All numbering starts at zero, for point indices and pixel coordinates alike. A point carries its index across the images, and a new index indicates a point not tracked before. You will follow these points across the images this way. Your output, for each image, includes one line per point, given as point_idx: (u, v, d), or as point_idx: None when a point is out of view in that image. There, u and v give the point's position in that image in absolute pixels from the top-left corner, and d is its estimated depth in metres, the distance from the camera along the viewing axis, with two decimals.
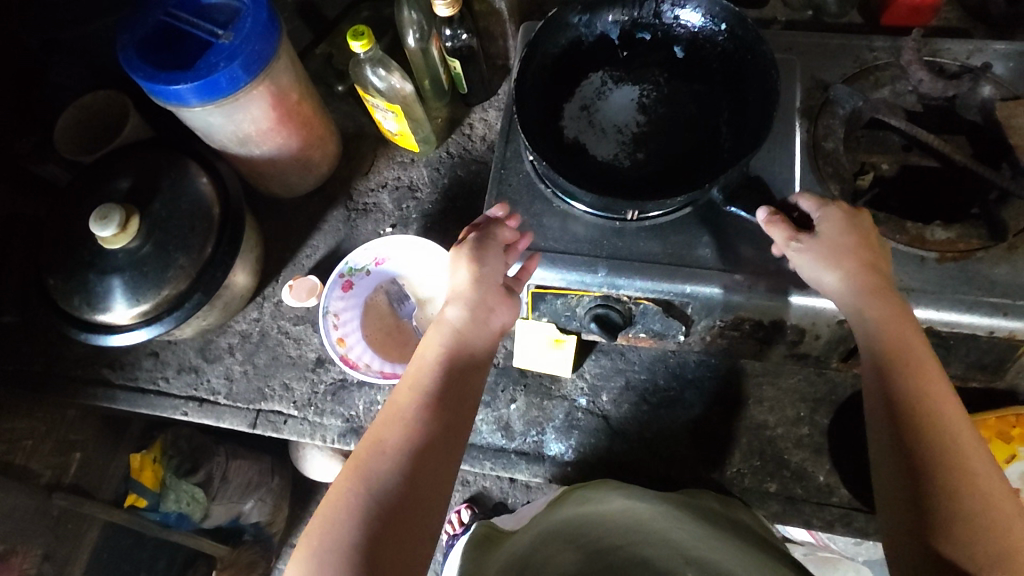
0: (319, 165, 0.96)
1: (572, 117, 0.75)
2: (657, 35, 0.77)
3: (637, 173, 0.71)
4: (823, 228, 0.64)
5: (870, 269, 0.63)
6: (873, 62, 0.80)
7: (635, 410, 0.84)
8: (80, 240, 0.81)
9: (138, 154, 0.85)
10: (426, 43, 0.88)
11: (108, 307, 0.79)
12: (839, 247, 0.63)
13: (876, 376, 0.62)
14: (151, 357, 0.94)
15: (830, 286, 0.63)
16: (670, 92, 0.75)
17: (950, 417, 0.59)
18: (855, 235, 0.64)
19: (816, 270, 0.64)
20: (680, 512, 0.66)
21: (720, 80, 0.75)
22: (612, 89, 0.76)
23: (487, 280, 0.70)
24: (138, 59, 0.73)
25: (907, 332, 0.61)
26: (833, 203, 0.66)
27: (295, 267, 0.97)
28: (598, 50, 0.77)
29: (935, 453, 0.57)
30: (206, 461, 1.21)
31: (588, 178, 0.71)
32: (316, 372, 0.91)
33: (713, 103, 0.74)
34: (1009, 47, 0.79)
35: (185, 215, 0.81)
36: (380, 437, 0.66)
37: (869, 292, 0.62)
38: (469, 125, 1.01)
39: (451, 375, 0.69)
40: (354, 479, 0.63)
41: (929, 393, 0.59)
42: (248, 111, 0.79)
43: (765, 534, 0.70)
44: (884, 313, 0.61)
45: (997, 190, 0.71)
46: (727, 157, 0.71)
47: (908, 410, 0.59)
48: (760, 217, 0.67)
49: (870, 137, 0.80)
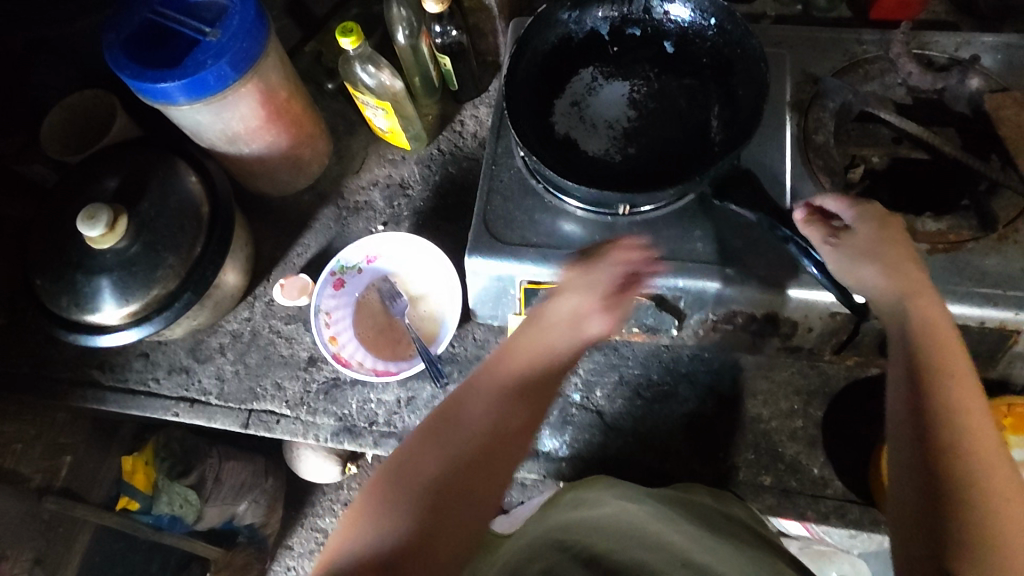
0: (309, 164, 0.96)
1: (562, 113, 0.74)
2: (646, 30, 0.77)
3: (627, 168, 0.71)
4: (859, 227, 0.63)
5: (907, 269, 0.61)
6: (863, 55, 0.80)
7: (630, 405, 0.84)
8: (68, 240, 0.80)
9: (125, 153, 0.84)
10: (415, 40, 0.87)
11: (96, 308, 0.78)
12: (875, 246, 0.62)
13: (905, 382, 0.58)
14: (141, 357, 0.93)
15: (870, 283, 0.61)
16: (660, 88, 0.75)
17: (978, 433, 0.54)
18: (891, 235, 0.62)
19: (855, 269, 0.61)
20: (678, 513, 0.66)
21: (710, 75, 0.74)
22: (602, 84, 0.76)
23: (598, 290, 0.66)
24: (124, 58, 0.72)
25: (950, 342, 0.58)
26: (868, 202, 0.64)
27: (286, 266, 0.96)
28: (587, 46, 0.77)
29: (951, 464, 0.53)
30: (198, 464, 1.19)
31: (580, 172, 0.71)
32: (308, 371, 0.90)
33: (704, 98, 0.74)
34: (997, 39, 0.79)
35: (174, 214, 0.81)
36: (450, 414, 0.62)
37: (908, 290, 0.60)
38: (460, 121, 1.00)
39: (541, 374, 0.65)
40: (422, 454, 0.59)
41: (960, 405, 0.55)
42: (236, 109, 0.79)
43: (759, 529, 0.70)
44: (925, 316, 0.59)
45: (987, 181, 0.71)
46: (718, 151, 0.71)
47: (932, 418, 0.55)
48: (795, 216, 0.66)
49: (860, 129, 0.79)
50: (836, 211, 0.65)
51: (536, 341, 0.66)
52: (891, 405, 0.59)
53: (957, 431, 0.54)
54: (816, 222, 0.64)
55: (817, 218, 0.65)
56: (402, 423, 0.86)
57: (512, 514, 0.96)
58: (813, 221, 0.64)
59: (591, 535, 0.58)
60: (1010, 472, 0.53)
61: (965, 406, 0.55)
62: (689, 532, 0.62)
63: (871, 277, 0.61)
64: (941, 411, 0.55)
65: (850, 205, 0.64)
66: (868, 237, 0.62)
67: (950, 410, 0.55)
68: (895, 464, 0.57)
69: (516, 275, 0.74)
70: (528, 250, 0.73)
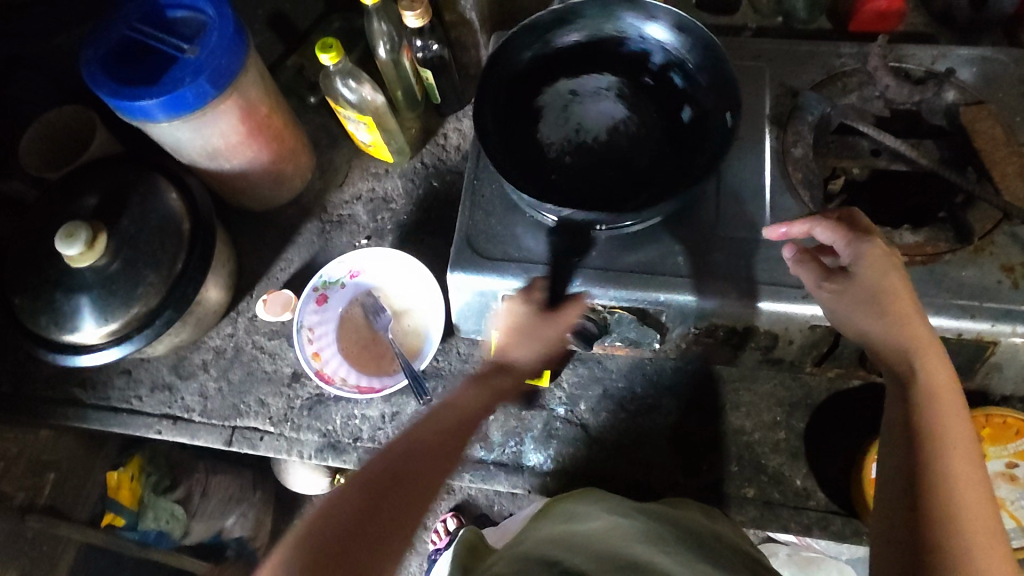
0: (292, 178, 0.95)
1: (556, 94, 0.76)
2: (681, 87, 0.75)
3: (558, 175, 0.72)
4: (857, 271, 0.61)
5: (910, 319, 0.60)
6: (841, 68, 0.81)
7: (614, 419, 0.84)
8: (47, 258, 0.79)
9: (105, 170, 0.83)
10: (397, 54, 0.89)
11: (76, 327, 0.78)
12: (874, 294, 0.60)
13: (899, 444, 0.58)
14: (124, 375, 0.93)
15: (870, 334, 0.61)
16: (629, 152, 0.73)
17: (972, 504, 0.53)
18: (892, 280, 0.60)
19: (849, 319, 0.62)
20: (668, 533, 0.62)
21: (683, 161, 0.72)
22: (607, 97, 0.76)
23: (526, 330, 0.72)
24: (102, 75, 0.72)
25: (952, 402, 0.57)
26: (868, 240, 0.62)
27: (269, 281, 0.95)
28: (627, 60, 0.77)
29: (943, 535, 0.52)
30: (185, 479, 1.22)
31: (519, 151, 0.73)
32: (291, 387, 0.90)
33: (664, 187, 0.70)
34: (973, 53, 0.80)
35: (154, 231, 0.80)
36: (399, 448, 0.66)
37: (914, 344, 0.59)
38: (444, 134, 1.00)
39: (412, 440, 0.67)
40: (330, 507, 0.60)
41: (954, 472, 0.54)
42: (216, 125, 0.78)
43: (750, 551, 0.67)
44: (930, 375, 0.58)
45: (963, 194, 0.72)
46: (628, 204, 0.70)
47: (925, 485, 0.54)
48: (787, 257, 0.66)
49: (839, 142, 0.79)
50: (832, 243, 0.64)
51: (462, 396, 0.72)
52: (886, 465, 0.59)
53: (949, 500, 0.53)
54: (809, 266, 0.64)
55: (811, 258, 0.65)
56: (386, 438, 0.85)
57: (501, 529, 0.96)
58: (805, 261, 0.64)
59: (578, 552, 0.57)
60: (1003, 545, 0.52)
61: (959, 473, 0.54)
62: (680, 557, 0.58)
63: (867, 330, 0.61)
64: (935, 476, 0.54)
65: (844, 242, 0.63)
66: (867, 285, 0.61)
67: (945, 475, 0.54)
68: (883, 525, 0.56)
69: (499, 290, 0.74)
70: (510, 265, 0.73)
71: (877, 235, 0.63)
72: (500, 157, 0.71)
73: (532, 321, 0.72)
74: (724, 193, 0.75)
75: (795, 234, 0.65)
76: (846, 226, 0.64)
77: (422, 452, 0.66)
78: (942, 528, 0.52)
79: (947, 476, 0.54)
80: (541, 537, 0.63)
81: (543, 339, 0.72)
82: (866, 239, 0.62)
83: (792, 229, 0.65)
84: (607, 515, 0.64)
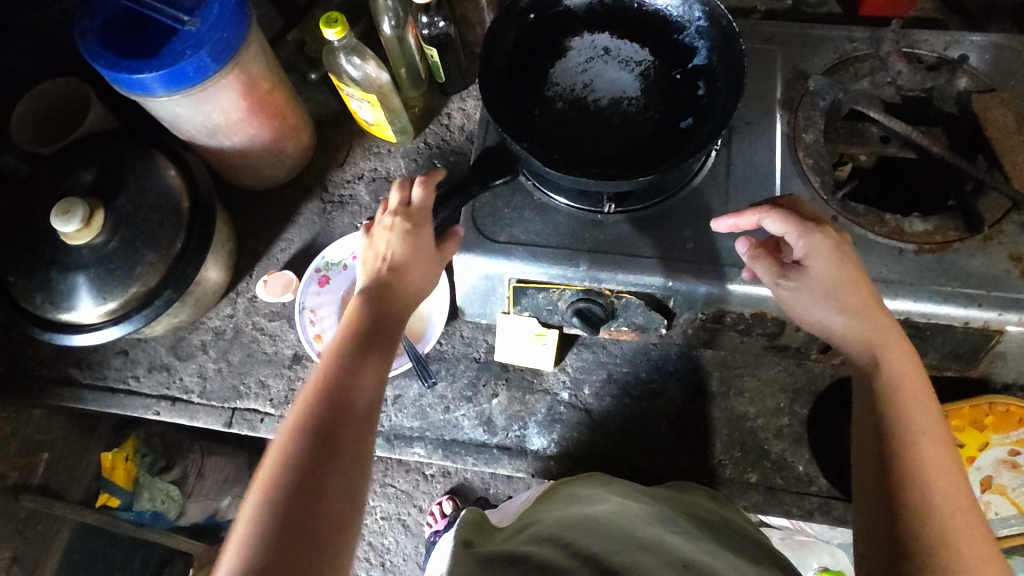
0: (292, 156, 0.93)
1: (589, 47, 0.78)
2: (699, 97, 0.74)
3: (547, 122, 0.74)
4: (814, 264, 0.62)
5: (868, 309, 0.61)
6: (853, 53, 0.81)
7: (618, 403, 0.84)
8: (42, 235, 0.77)
9: (102, 145, 0.81)
10: (401, 31, 0.86)
11: (73, 305, 0.76)
12: (831, 287, 0.61)
13: (871, 434, 0.59)
14: (121, 355, 0.91)
15: (834, 329, 0.62)
16: (616, 128, 0.73)
17: (947, 490, 0.54)
18: (847, 268, 0.61)
19: (810, 309, 0.63)
20: (676, 516, 0.62)
21: (651, 161, 0.71)
22: (630, 68, 0.76)
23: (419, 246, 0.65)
24: (99, 47, 0.70)
25: (916, 388, 0.59)
26: (817, 230, 0.63)
27: (269, 261, 0.94)
28: (672, 47, 0.77)
29: (925, 524, 0.52)
30: (180, 458, 1.18)
31: (526, 88, 0.76)
32: (292, 369, 0.89)
33: (627, 171, 0.70)
34: (985, 39, 0.79)
35: (153, 209, 0.78)
36: (313, 435, 0.53)
37: (877, 334, 0.60)
38: (447, 114, 0.99)
39: (343, 362, 0.58)
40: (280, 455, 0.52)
41: (928, 467, 0.55)
42: (217, 100, 0.76)
43: (756, 534, 0.67)
44: (891, 367, 0.59)
45: (972, 181, 0.72)
46: (596, 169, 0.70)
47: (899, 474, 0.55)
48: (741, 251, 0.67)
49: (849, 128, 0.79)
50: (782, 233, 0.64)
51: (385, 311, 0.62)
52: (859, 458, 0.60)
53: (924, 486, 0.54)
54: (765, 259, 0.65)
55: (765, 253, 0.65)
56: (388, 422, 0.85)
57: (500, 510, 0.94)
58: (760, 256, 0.65)
59: (582, 533, 0.57)
60: (985, 532, 0.53)
61: (931, 458, 0.55)
62: (686, 535, 0.58)
63: (835, 326, 0.62)
64: (909, 474, 0.55)
65: (797, 234, 0.63)
66: (830, 277, 0.61)
67: (919, 463, 0.55)
68: (863, 519, 0.57)
69: (504, 273, 0.73)
70: (517, 249, 0.72)
71: (822, 224, 0.64)
72: (497, 97, 0.74)
73: (427, 248, 0.66)
74: (735, 178, 0.74)
75: (742, 226, 0.66)
76: (795, 216, 0.63)
77: (344, 426, 0.55)
78: (917, 517, 0.53)
79: (924, 472, 0.54)
80: (547, 520, 0.63)
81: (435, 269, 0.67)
82: (815, 228, 0.63)
83: (741, 222, 0.66)
84: (611, 499, 0.64)
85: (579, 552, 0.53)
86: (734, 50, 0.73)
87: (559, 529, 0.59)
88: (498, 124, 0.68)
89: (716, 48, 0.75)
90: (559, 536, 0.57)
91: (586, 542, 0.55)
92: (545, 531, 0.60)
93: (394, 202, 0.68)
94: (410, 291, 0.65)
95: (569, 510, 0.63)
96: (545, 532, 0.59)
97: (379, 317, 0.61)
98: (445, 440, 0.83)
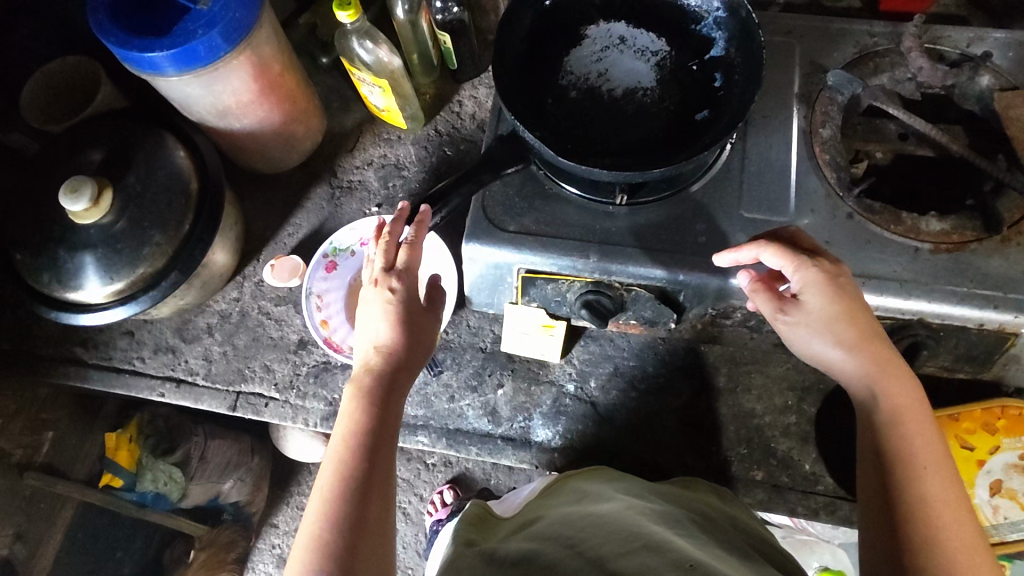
0: (301, 141, 0.93)
1: (606, 35, 0.77)
2: (716, 89, 0.73)
3: (560, 112, 0.73)
4: (810, 299, 0.63)
5: (863, 340, 0.62)
6: (873, 47, 0.79)
7: (624, 397, 0.83)
8: (49, 213, 0.77)
9: (111, 124, 0.81)
10: (415, 15, 0.85)
11: (79, 285, 0.76)
12: (827, 323, 0.62)
13: (875, 471, 0.60)
14: (127, 336, 0.91)
15: (831, 360, 0.64)
16: (631, 118, 0.72)
17: (955, 531, 0.55)
18: (843, 301, 0.62)
19: (808, 342, 0.64)
20: (687, 521, 0.61)
21: (665, 153, 0.70)
22: (644, 58, 0.75)
23: (414, 309, 0.67)
24: (110, 24, 0.69)
25: (920, 423, 0.60)
26: (812, 264, 0.63)
27: (276, 247, 0.94)
28: (690, 38, 0.76)
29: (933, 565, 0.53)
30: (184, 441, 1.18)
31: (541, 76, 0.75)
32: (298, 354, 0.89)
33: (641, 165, 0.69)
34: (1009, 36, 0.78)
35: (162, 189, 0.78)
36: (336, 550, 0.55)
37: (874, 368, 0.62)
38: (459, 102, 0.98)
39: (360, 451, 0.60)
40: (318, 557, 0.55)
41: (932, 498, 0.56)
42: (228, 82, 0.76)
43: (767, 537, 0.67)
44: (892, 397, 0.61)
45: (992, 181, 0.70)
46: (611, 159, 0.70)
47: (903, 505, 0.57)
48: (742, 283, 0.66)
49: (866, 124, 0.78)
50: (780, 268, 0.64)
51: (391, 388, 0.64)
52: (865, 493, 0.61)
53: (929, 525, 0.55)
54: (766, 294, 0.65)
55: (766, 286, 0.65)
56: None
57: (503, 502, 0.94)
58: (760, 289, 0.65)
59: (588, 532, 0.56)
60: (993, 569, 0.54)
61: (938, 498, 0.56)
62: (696, 541, 0.56)
63: (832, 361, 0.64)
64: (916, 503, 0.56)
65: (793, 269, 0.63)
66: (824, 316, 0.62)
67: (923, 495, 0.56)
68: (869, 557, 0.58)
69: (513, 263, 0.72)
70: (527, 239, 0.71)
71: (819, 254, 0.64)
72: (513, 86, 0.73)
73: (419, 308, 0.68)
74: (749, 173, 0.73)
75: (742, 261, 0.65)
76: (792, 250, 0.64)
77: (365, 535, 0.57)
78: (922, 544, 0.54)
79: (926, 501, 0.56)
80: (553, 516, 0.63)
81: (430, 331, 0.69)
82: (811, 261, 0.63)
83: (741, 256, 0.65)
84: (615, 498, 0.63)
85: (585, 553, 0.53)
86: (751, 40, 0.72)
87: (565, 527, 0.59)
88: (510, 112, 0.68)
89: (734, 40, 0.74)
90: (567, 534, 0.57)
91: (592, 542, 0.54)
92: (552, 528, 0.60)
93: (381, 264, 0.67)
94: (406, 373, 0.66)
95: (576, 506, 0.63)
96: (552, 530, 0.59)
97: (380, 413, 0.63)
98: (450, 429, 0.83)
